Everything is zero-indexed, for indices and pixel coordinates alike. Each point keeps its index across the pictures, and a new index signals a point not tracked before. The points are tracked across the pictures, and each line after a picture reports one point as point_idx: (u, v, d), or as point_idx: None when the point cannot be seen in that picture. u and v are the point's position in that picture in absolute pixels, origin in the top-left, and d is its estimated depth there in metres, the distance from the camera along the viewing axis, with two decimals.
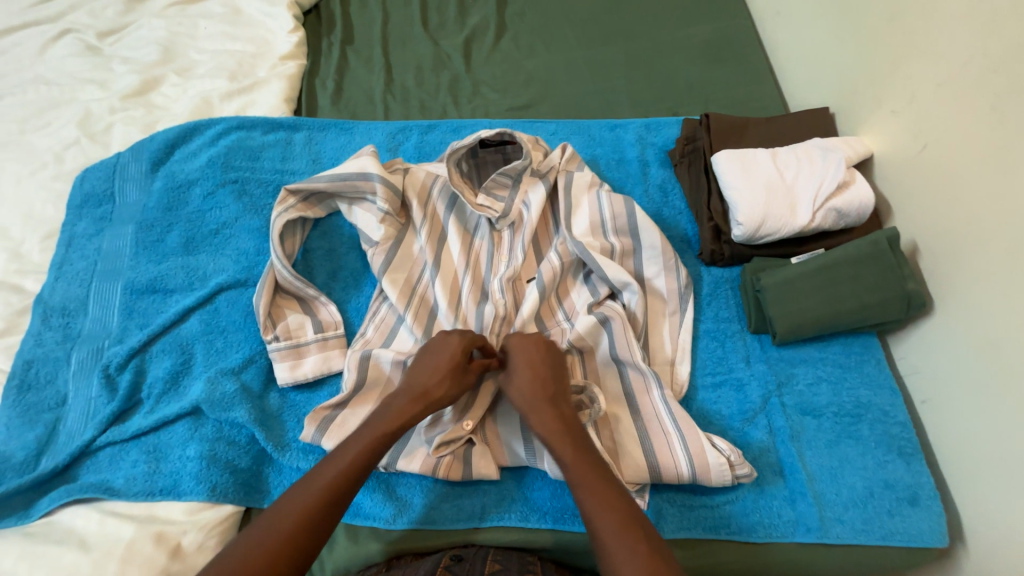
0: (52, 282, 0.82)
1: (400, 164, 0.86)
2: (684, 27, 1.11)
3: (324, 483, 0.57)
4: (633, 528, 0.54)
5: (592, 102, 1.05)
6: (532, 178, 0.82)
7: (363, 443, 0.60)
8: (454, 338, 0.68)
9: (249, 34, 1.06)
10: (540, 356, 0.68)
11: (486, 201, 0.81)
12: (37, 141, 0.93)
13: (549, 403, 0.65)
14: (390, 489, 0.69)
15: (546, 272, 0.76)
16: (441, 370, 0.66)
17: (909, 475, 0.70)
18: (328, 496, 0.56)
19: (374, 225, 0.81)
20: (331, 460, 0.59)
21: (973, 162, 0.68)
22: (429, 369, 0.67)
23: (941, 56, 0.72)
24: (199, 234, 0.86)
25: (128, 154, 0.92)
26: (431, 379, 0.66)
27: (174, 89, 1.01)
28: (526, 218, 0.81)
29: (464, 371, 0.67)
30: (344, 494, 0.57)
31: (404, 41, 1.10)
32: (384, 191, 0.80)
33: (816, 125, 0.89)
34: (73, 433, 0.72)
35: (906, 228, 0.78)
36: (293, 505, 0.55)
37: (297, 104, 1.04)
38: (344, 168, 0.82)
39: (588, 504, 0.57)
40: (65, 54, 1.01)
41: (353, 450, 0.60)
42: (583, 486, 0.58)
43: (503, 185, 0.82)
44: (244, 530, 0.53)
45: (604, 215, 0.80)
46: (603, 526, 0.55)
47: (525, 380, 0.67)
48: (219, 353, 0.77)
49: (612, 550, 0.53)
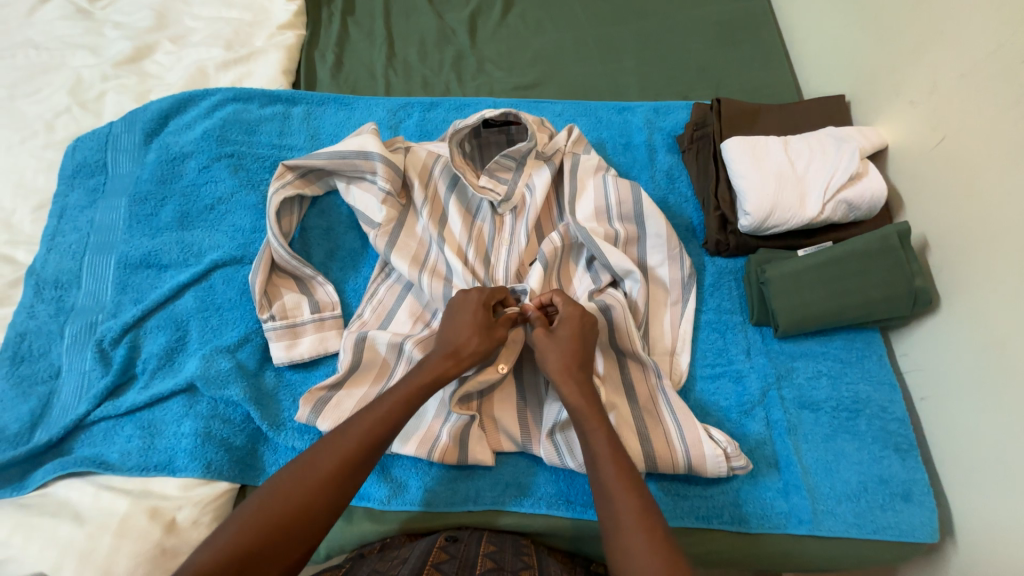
0: (45, 254, 0.80)
1: (401, 143, 0.84)
2: (698, 6, 1.07)
3: (352, 442, 0.56)
4: (651, 516, 0.53)
5: (600, 83, 1.01)
6: (537, 161, 0.80)
7: (388, 404, 0.59)
8: (473, 295, 0.68)
9: (246, 1, 1.02)
10: (579, 330, 0.66)
11: (488, 182, 0.79)
12: (26, 108, 0.90)
13: (579, 378, 0.64)
14: (384, 471, 0.69)
15: (545, 254, 0.75)
16: (473, 326, 0.65)
17: (904, 471, 0.70)
18: (356, 456, 0.56)
19: (374, 205, 0.79)
20: (358, 418, 0.58)
21: (991, 157, 0.66)
22: (460, 325, 0.66)
23: (966, 44, 0.69)
24: (194, 209, 0.84)
25: (120, 124, 0.89)
26: (464, 336, 0.65)
27: (168, 57, 0.97)
28: (528, 202, 0.79)
29: (493, 326, 0.66)
30: (372, 455, 0.57)
31: (408, 13, 1.06)
32: (384, 169, 0.78)
33: (829, 114, 0.87)
34: (67, 407, 0.71)
35: (917, 222, 0.77)
36: (321, 461, 0.55)
37: (295, 76, 1.01)
38: (344, 146, 0.79)
39: (610, 480, 0.56)
40: (55, 17, 0.98)
41: (379, 411, 0.59)
42: (609, 461, 0.57)
43: (507, 167, 0.80)
44: (267, 481, 0.54)
45: (609, 201, 0.78)
46: (623, 502, 0.54)
47: (556, 356, 0.65)
48: (214, 331, 0.76)
49: (629, 526, 0.53)
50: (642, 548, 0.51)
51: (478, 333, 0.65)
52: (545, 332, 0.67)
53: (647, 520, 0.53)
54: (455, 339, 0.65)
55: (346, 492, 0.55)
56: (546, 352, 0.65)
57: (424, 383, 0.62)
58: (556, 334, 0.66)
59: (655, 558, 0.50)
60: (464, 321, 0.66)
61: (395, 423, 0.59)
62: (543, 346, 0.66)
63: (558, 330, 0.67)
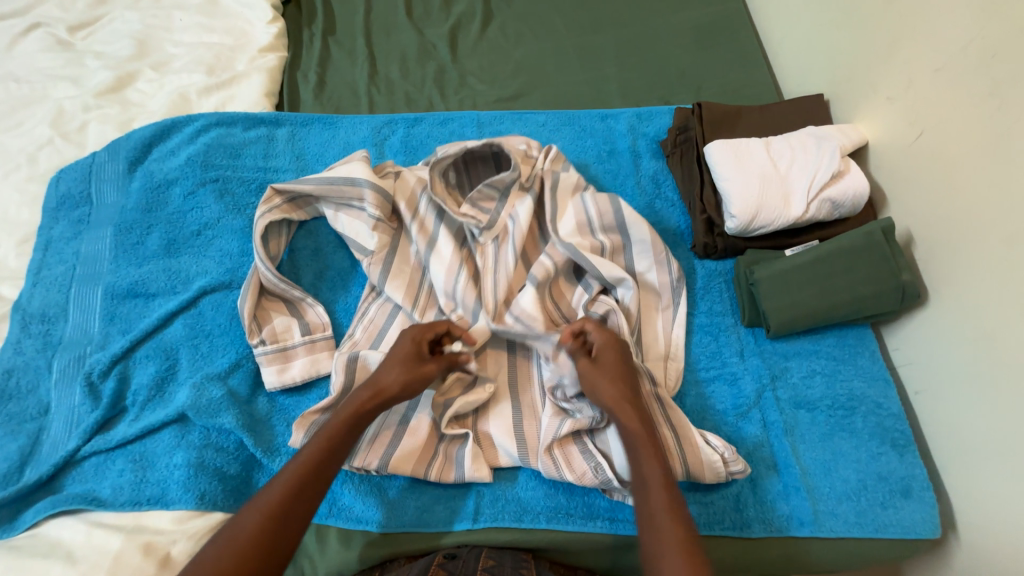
0: (30, 288, 0.80)
1: (391, 167, 0.84)
2: (676, 12, 1.08)
3: (276, 494, 0.56)
4: (695, 549, 0.53)
5: (582, 91, 1.02)
6: (520, 191, 0.79)
7: (310, 450, 0.59)
8: (409, 330, 0.69)
9: (226, 26, 1.03)
10: (623, 358, 0.67)
11: (470, 211, 0.78)
12: (9, 142, 0.90)
13: (633, 405, 0.64)
14: (383, 493, 0.69)
15: (536, 276, 0.74)
16: (396, 361, 0.66)
17: (903, 467, 0.70)
18: (277, 507, 0.55)
19: (365, 233, 0.79)
20: (283, 470, 0.58)
21: (969, 151, 0.67)
22: (387, 360, 0.67)
23: (939, 41, 0.70)
24: (180, 235, 0.84)
25: (103, 154, 0.89)
26: (385, 371, 0.66)
27: (150, 85, 0.97)
28: (512, 232, 0.77)
29: (420, 361, 0.66)
30: (298, 503, 0.56)
31: (389, 31, 1.07)
32: (373, 196, 0.78)
33: (809, 113, 0.87)
34: (57, 443, 0.70)
35: (901, 217, 0.77)
36: (247, 518, 0.55)
37: (279, 98, 1.01)
38: (333, 173, 0.80)
39: (659, 507, 0.56)
40: (36, 49, 0.98)
41: (301, 457, 0.59)
42: (658, 488, 0.57)
43: (489, 197, 0.79)
44: (231, 518, 0.56)
45: (590, 216, 0.78)
46: (668, 533, 0.54)
47: (613, 382, 0.65)
48: (205, 358, 0.75)
49: (671, 555, 0.53)
50: None
51: (401, 366, 0.65)
52: (590, 361, 0.67)
53: (688, 547, 0.53)
54: (378, 372, 0.66)
55: (275, 546, 0.54)
56: (597, 380, 0.65)
57: (342, 423, 0.62)
58: (600, 361, 0.67)
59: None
60: (392, 356, 0.67)
61: (318, 469, 0.58)
62: (594, 375, 0.66)
63: (601, 357, 0.67)
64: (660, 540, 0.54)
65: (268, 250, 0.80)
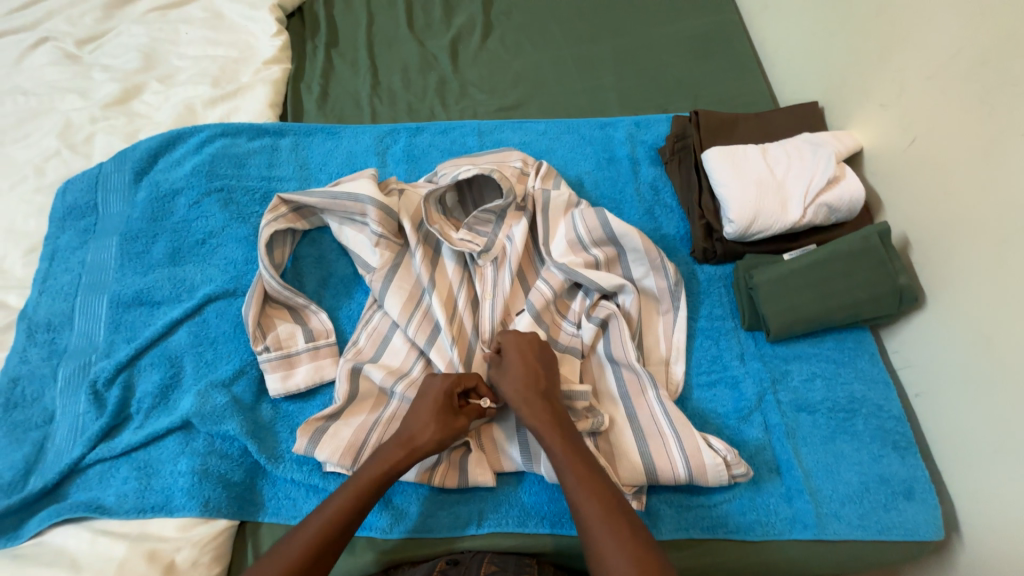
0: (36, 297, 0.80)
1: (396, 185, 0.85)
2: (671, 22, 1.10)
3: (297, 548, 0.56)
4: (617, 515, 0.57)
5: (581, 100, 1.04)
6: (516, 213, 0.82)
7: (338, 502, 0.59)
8: (437, 380, 0.68)
9: (231, 39, 1.05)
10: (527, 354, 0.69)
11: (466, 235, 0.80)
12: (17, 153, 0.91)
13: (536, 395, 0.66)
14: (391, 502, 0.68)
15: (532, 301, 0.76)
16: (428, 416, 0.65)
17: (904, 469, 0.70)
18: (297, 565, 0.55)
19: (369, 248, 0.81)
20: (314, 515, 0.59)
21: (962, 156, 0.68)
22: (417, 415, 0.66)
23: (931, 49, 0.72)
24: (185, 244, 0.85)
25: (109, 164, 0.90)
26: (417, 426, 0.65)
27: (156, 96, 0.99)
28: (508, 253, 0.79)
29: (453, 415, 0.66)
30: (320, 560, 0.56)
31: (390, 43, 1.09)
32: (377, 214, 0.79)
33: (804, 120, 0.89)
34: (61, 451, 0.70)
35: (897, 221, 0.78)
36: (267, 572, 0.54)
37: (282, 109, 1.03)
38: (338, 188, 0.81)
39: (574, 489, 0.59)
40: (44, 63, 0.99)
41: (328, 511, 0.59)
42: (569, 471, 0.60)
43: (486, 220, 0.81)
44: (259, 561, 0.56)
45: (580, 234, 0.79)
46: (587, 509, 0.57)
47: (514, 378, 0.67)
48: (209, 365, 0.76)
49: (598, 531, 0.56)
50: (611, 547, 0.55)
51: (435, 421, 0.65)
52: (495, 365, 0.70)
53: (612, 519, 0.56)
54: (411, 428, 0.65)
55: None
56: (500, 381, 0.68)
57: (374, 478, 0.61)
58: (505, 363, 0.69)
59: (623, 552, 0.54)
60: (419, 409, 0.66)
61: (343, 525, 0.58)
62: (495, 377, 0.68)
63: (506, 359, 0.70)
64: (577, 504, 0.58)
65: (272, 258, 0.81)
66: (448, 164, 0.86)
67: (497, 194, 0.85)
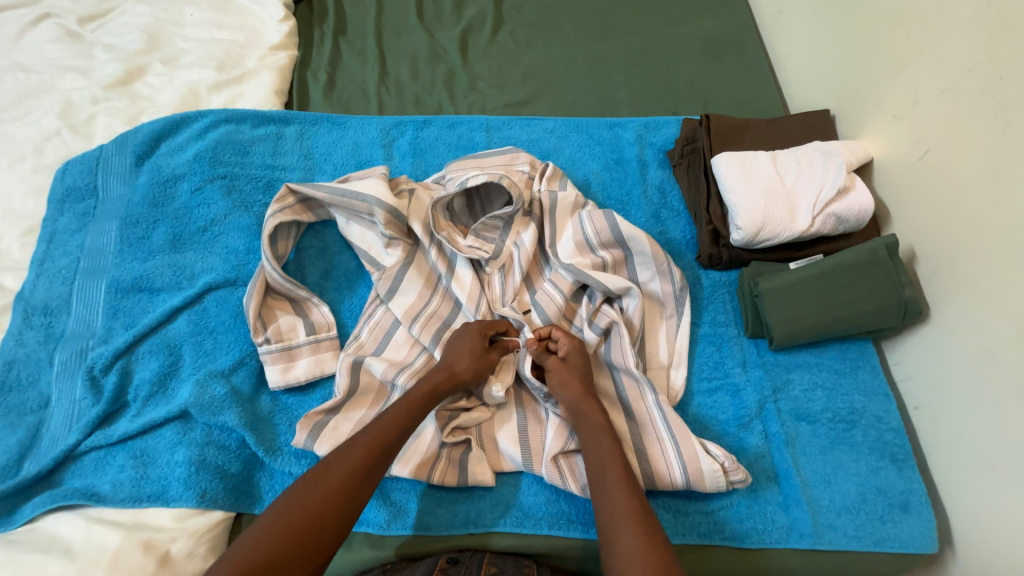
0: (34, 279, 0.79)
1: (405, 184, 0.84)
2: (684, 23, 1.09)
3: (362, 449, 0.59)
4: (646, 522, 0.56)
5: (590, 99, 1.03)
6: (524, 219, 0.81)
7: (393, 413, 0.63)
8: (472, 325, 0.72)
9: (237, 23, 1.03)
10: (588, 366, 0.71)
11: (474, 242, 0.79)
12: (15, 131, 0.89)
13: (597, 399, 0.68)
14: (396, 506, 0.68)
15: (541, 304, 0.76)
16: (468, 353, 0.69)
17: (901, 482, 0.70)
18: (362, 463, 0.58)
19: (378, 247, 0.81)
20: (341, 458, 0.59)
21: (974, 172, 0.68)
22: (457, 348, 0.70)
23: (946, 62, 0.71)
24: (187, 231, 0.84)
25: (110, 147, 0.88)
26: (459, 360, 0.69)
27: (160, 79, 0.97)
28: (516, 262, 0.78)
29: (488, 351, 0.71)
30: (382, 459, 0.60)
31: (399, 32, 1.07)
32: (385, 216, 0.78)
33: (815, 128, 0.89)
34: (57, 437, 0.70)
35: (904, 233, 0.78)
36: (335, 469, 0.58)
37: (288, 97, 1.01)
38: (346, 184, 0.80)
39: (615, 485, 0.59)
40: (44, 40, 0.97)
41: (354, 459, 0.58)
42: (612, 467, 0.61)
43: (493, 227, 0.80)
44: (289, 490, 0.57)
45: (587, 236, 0.78)
46: (622, 507, 0.58)
47: (575, 377, 0.69)
48: (208, 355, 0.75)
49: (624, 529, 0.56)
50: (636, 548, 0.54)
51: (472, 355, 0.69)
52: (557, 362, 0.70)
53: (642, 524, 0.56)
54: (451, 356, 0.70)
55: (359, 498, 0.58)
56: (564, 378, 0.69)
57: (422, 396, 0.65)
58: (567, 363, 0.71)
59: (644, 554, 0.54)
60: (462, 346, 0.70)
61: (400, 434, 0.62)
62: (560, 373, 0.69)
63: (570, 360, 0.71)
64: (612, 500, 0.58)
65: (275, 249, 0.80)
66: (456, 168, 0.86)
67: (506, 198, 0.83)
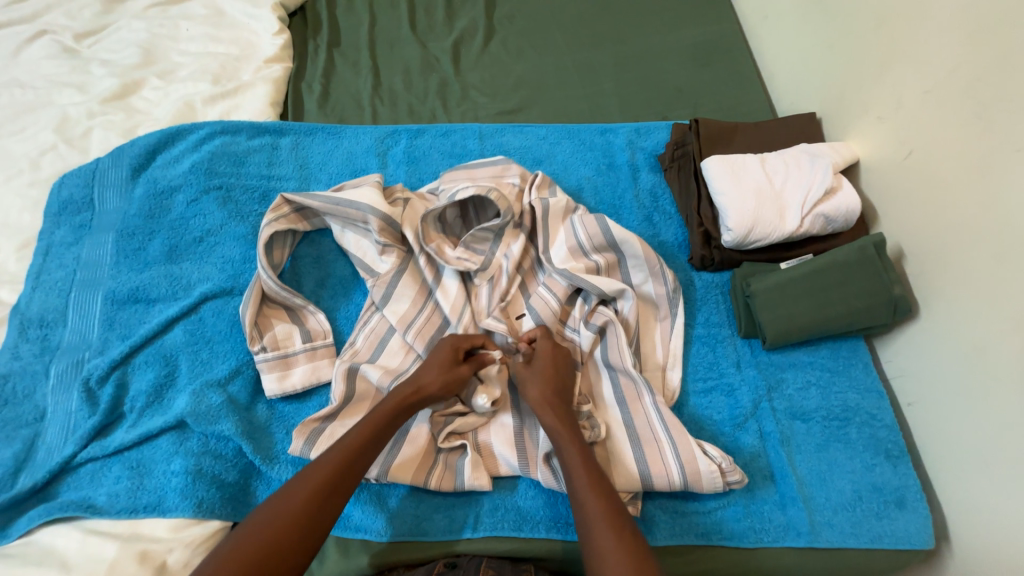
0: (29, 292, 0.79)
1: (400, 193, 0.85)
2: (673, 30, 1.11)
3: (326, 465, 0.59)
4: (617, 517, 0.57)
5: (582, 106, 1.04)
6: (515, 231, 0.82)
7: (353, 435, 0.62)
8: (443, 339, 0.72)
9: (232, 36, 1.04)
10: (557, 368, 0.70)
11: (462, 253, 0.80)
12: (12, 146, 0.90)
13: (560, 402, 0.68)
14: (385, 506, 0.68)
15: (535, 309, 0.76)
16: (436, 365, 0.70)
17: (896, 478, 0.71)
18: (321, 489, 0.57)
19: (374, 254, 0.81)
20: (303, 477, 0.58)
21: (958, 170, 0.69)
22: (428, 362, 0.71)
23: (929, 63, 0.73)
24: (182, 242, 0.84)
25: (106, 160, 0.89)
26: (426, 373, 0.69)
27: (156, 93, 0.98)
28: (504, 274, 0.79)
29: (456, 364, 0.70)
30: (344, 482, 0.59)
31: (393, 44, 1.09)
32: (379, 224, 0.79)
33: (802, 131, 0.90)
34: (52, 450, 0.69)
35: (893, 232, 0.79)
36: (298, 488, 0.57)
37: (283, 108, 1.02)
38: (341, 194, 0.81)
39: (581, 485, 0.59)
40: (41, 56, 0.98)
41: (316, 475, 0.58)
42: (579, 466, 0.61)
43: (483, 239, 0.81)
44: (252, 515, 0.56)
45: (580, 240, 0.79)
46: (591, 506, 0.58)
47: (540, 381, 0.68)
48: (204, 365, 0.75)
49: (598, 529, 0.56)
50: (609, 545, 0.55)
51: (438, 367, 0.69)
52: (523, 366, 0.71)
53: (613, 519, 0.56)
54: (419, 370, 0.70)
55: (321, 523, 0.56)
56: (528, 381, 0.69)
57: (385, 413, 0.65)
58: (532, 366, 0.70)
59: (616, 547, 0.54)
60: (431, 359, 0.70)
61: (362, 454, 0.61)
62: (524, 378, 0.69)
63: (537, 363, 0.71)
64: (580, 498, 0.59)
65: (271, 258, 0.81)
66: (447, 180, 0.86)
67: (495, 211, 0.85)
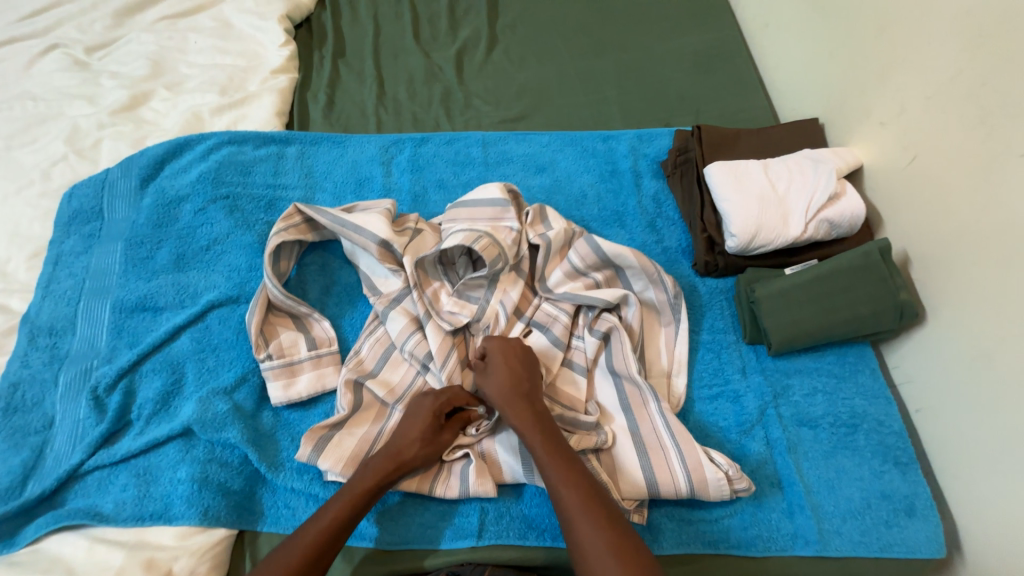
0: (39, 301, 0.80)
1: (412, 223, 0.84)
2: (675, 37, 1.12)
3: (342, 502, 0.61)
4: (597, 503, 0.58)
5: (584, 113, 1.05)
6: (512, 275, 0.79)
7: (330, 517, 0.60)
8: (426, 402, 0.69)
9: (239, 48, 1.06)
10: (511, 359, 0.70)
11: (455, 304, 0.78)
12: (24, 157, 0.92)
13: (523, 399, 0.67)
14: (382, 507, 0.68)
15: (540, 323, 0.78)
16: (416, 434, 0.67)
17: (906, 486, 0.70)
18: None
19: (377, 268, 0.82)
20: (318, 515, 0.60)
21: (963, 176, 0.69)
22: (405, 431, 0.67)
23: (930, 69, 0.73)
24: (189, 250, 0.85)
25: (116, 170, 0.90)
26: (405, 443, 0.66)
27: (164, 104, 1.00)
28: (500, 321, 0.76)
29: (438, 432, 0.68)
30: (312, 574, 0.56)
31: (396, 54, 1.10)
32: (378, 250, 0.80)
33: (804, 137, 0.90)
34: (60, 458, 0.70)
35: (897, 237, 0.79)
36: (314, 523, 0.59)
37: (289, 118, 1.04)
38: (349, 216, 0.81)
39: (555, 478, 0.60)
40: (53, 69, 1.00)
41: (330, 513, 0.60)
42: (549, 460, 0.61)
43: (477, 285, 0.79)
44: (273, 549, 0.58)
45: (575, 265, 0.79)
46: (567, 495, 0.59)
47: (497, 382, 0.68)
48: (211, 372, 0.76)
49: (579, 523, 0.57)
50: (591, 531, 0.56)
51: (419, 441, 0.66)
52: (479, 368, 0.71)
53: (592, 507, 0.58)
54: (397, 444, 0.66)
55: None
56: (484, 385, 0.69)
57: (367, 489, 0.62)
58: (488, 366, 0.70)
59: (604, 545, 0.55)
60: (409, 428, 0.67)
61: (338, 533, 0.59)
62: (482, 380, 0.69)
63: (490, 361, 0.70)
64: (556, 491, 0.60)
65: (277, 268, 0.81)
66: (449, 218, 0.84)
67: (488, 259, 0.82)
